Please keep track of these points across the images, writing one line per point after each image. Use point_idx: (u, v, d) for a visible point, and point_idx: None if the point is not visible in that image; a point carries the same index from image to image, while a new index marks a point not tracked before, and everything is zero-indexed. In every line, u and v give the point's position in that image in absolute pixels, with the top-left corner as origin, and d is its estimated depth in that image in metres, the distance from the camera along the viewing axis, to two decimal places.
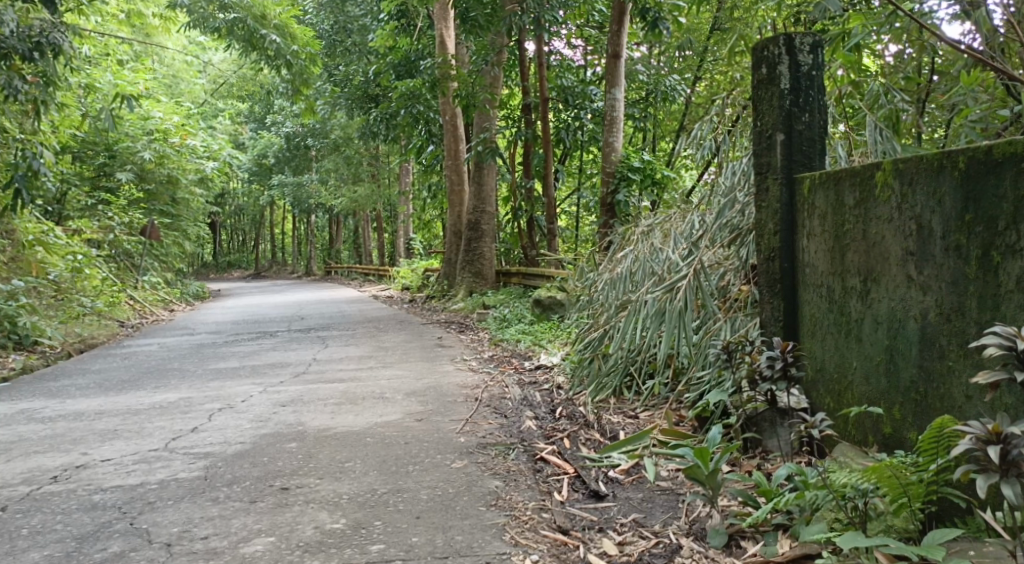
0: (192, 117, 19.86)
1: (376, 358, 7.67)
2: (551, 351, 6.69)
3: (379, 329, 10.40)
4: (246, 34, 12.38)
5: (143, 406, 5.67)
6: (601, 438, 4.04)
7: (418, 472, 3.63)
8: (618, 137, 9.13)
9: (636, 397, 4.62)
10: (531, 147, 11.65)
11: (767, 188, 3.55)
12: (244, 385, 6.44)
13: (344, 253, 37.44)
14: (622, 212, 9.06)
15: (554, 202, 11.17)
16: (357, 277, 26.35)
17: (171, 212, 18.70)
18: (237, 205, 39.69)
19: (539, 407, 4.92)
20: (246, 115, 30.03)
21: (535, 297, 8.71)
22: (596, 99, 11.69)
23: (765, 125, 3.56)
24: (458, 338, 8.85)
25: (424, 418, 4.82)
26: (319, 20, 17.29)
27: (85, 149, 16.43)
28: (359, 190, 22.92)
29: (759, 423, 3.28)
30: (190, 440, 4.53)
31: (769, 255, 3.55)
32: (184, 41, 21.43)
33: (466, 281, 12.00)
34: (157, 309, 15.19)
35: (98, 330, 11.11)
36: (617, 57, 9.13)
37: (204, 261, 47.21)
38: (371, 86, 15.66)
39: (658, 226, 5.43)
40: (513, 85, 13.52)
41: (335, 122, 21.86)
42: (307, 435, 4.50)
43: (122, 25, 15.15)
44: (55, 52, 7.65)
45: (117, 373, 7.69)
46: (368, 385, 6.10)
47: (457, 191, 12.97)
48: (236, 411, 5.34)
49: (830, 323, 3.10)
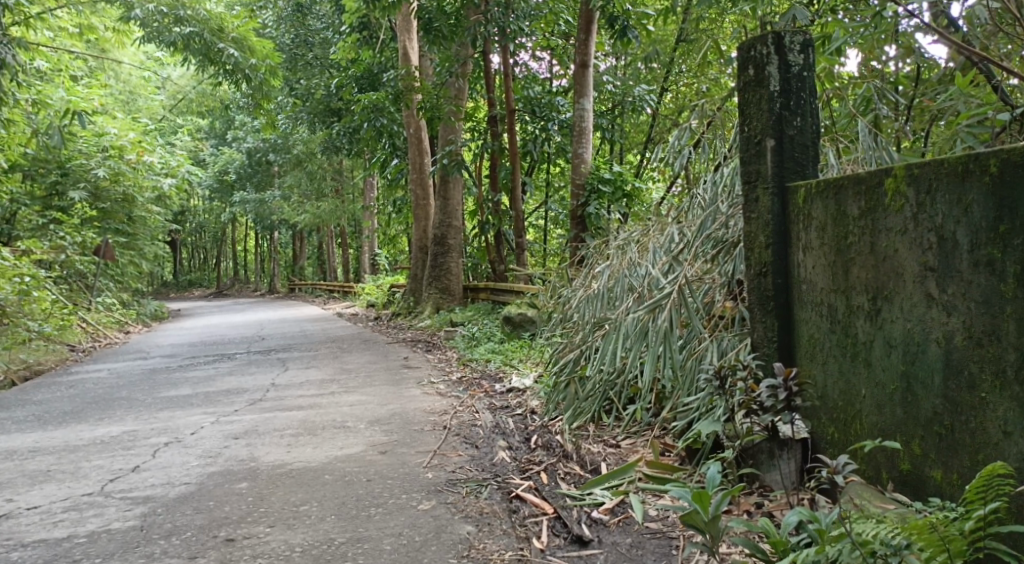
0: (149, 134, 19.27)
1: (338, 382, 7.28)
2: (522, 373, 6.37)
3: (343, 349, 10.00)
4: (202, 47, 11.93)
5: (83, 441, 5.23)
6: (581, 472, 3.73)
7: (381, 516, 3.28)
8: (588, 148, 8.87)
9: (616, 423, 4.32)
10: (498, 159, 11.38)
11: (757, 198, 3.29)
12: (195, 415, 6.02)
13: (309, 270, 36.78)
14: (593, 225, 8.77)
15: (522, 216, 10.89)
16: (321, 295, 25.80)
17: (127, 231, 18.04)
18: (197, 223, 38.77)
19: (512, 435, 4.59)
20: (206, 131, 29.41)
21: (505, 314, 8.39)
22: (564, 111, 11.43)
23: (753, 131, 3.29)
24: (426, 358, 8.49)
25: (388, 450, 4.46)
26: (279, 32, 16.91)
27: (35, 167, 15.68)
28: (323, 205, 22.46)
29: (757, 456, 3.01)
30: (129, 481, 4.12)
31: (759, 271, 3.28)
32: (139, 56, 20.82)
33: (433, 298, 11.65)
34: (111, 332, 14.55)
35: (45, 356, 10.52)
36: (586, 66, 8.87)
37: (165, 281, 46.12)
38: (333, 99, 15.28)
39: (635, 240, 5.11)
40: (478, 98, 13.24)
41: (297, 136, 21.39)
42: (260, 473, 4.12)
43: (74, 39, 14.60)
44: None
45: (59, 403, 7.20)
46: (329, 413, 5.72)
47: (423, 205, 12.62)
48: (184, 446, 4.93)
49: (833, 345, 2.85)
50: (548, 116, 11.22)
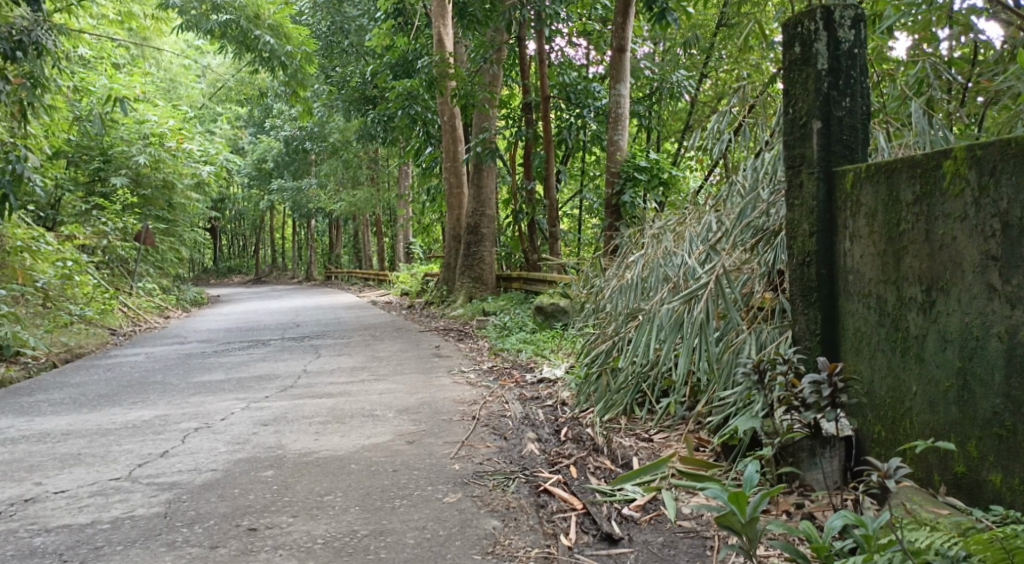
0: (188, 122, 19.44)
1: (368, 370, 7.23)
2: (554, 363, 6.26)
3: (375, 337, 9.97)
4: (239, 34, 11.94)
5: (115, 425, 5.25)
6: (612, 466, 3.61)
7: (405, 508, 3.20)
8: (624, 135, 8.68)
9: (649, 416, 4.19)
10: (533, 147, 11.26)
11: (801, 183, 3.12)
12: (226, 401, 6.01)
13: (344, 259, 37.03)
14: (628, 213, 8.59)
15: (556, 205, 10.75)
16: (356, 283, 25.94)
17: (167, 217, 18.25)
18: (235, 210, 39.23)
19: (542, 427, 4.49)
20: (245, 120, 29.66)
21: (537, 303, 8.27)
22: (600, 97, 11.28)
23: (799, 112, 3.12)
24: (457, 347, 8.41)
25: (415, 440, 4.38)
26: (315, 20, 16.90)
27: (78, 153, 15.97)
28: (358, 194, 22.56)
29: (798, 454, 2.86)
30: (156, 467, 4.10)
31: (802, 261, 3.13)
32: (180, 44, 21.04)
33: (466, 287, 11.57)
34: (150, 316, 14.72)
35: (85, 339, 10.67)
36: (623, 50, 8.65)
37: (204, 268, 46.83)
38: (368, 87, 15.25)
39: (671, 228, 4.97)
40: (513, 85, 13.11)
41: (333, 124, 21.44)
42: (285, 462, 4.07)
43: (116, 27, 14.76)
44: (38, 51, 7.34)
45: (95, 387, 7.26)
46: (358, 401, 5.67)
47: (456, 194, 12.53)
48: (213, 431, 4.91)
49: (882, 338, 2.70)
50: (583, 103, 11.14)
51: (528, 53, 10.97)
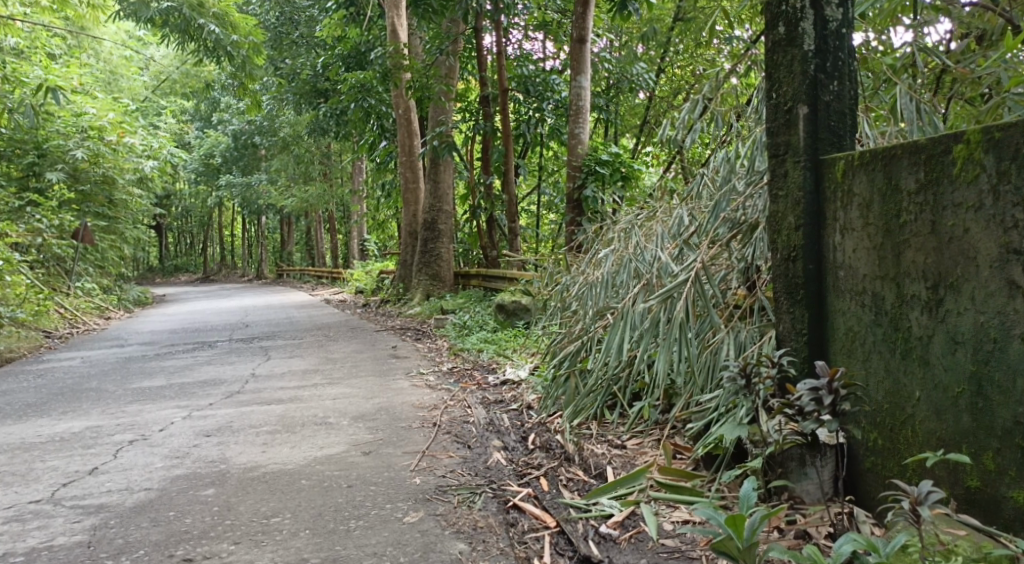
0: (130, 115, 18.66)
1: (321, 373, 6.87)
2: (517, 364, 6.00)
3: (328, 337, 9.60)
4: (182, 23, 11.37)
5: (42, 438, 4.84)
6: (586, 478, 3.37)
7: (361, 530, 2.91)
8: (584, 128, 8.45)
9: (621, 421, 3.99)
10: (490, 141, 10.99)
11: (785, 172, 2.90)
12: (166, 409, 5.62)
13: (296, 256, 36.21)
14: (589, 209, 8.37)
15: (515, 201, 10.49)
16: (309, 281, 25.34)
17: (108, 214, 17.49)
18: (183, 206, 38.10)
19: (508, 434, 4.24)
20: (191, 114, 28.73)
21: (497, 301, 8.00)
22: (560, 90, 11.08)
23: (783, 96, 2.91)
24: (414, 348, 8.10)
25: (371, 451, 4.08)
26: (264, 10, 16.33)
27: (12, 147, 15.15)
28: (310, 190, 22.01)
29: (787, 464, 2.66)
30: (83, 487, 3.73)
31: (785, 256, 2.91)
32: (121, 34, 20.21)
33: (423, 285, 11.25)
34: (90, 318, 14.05)
35: (17, 343, 10.05)
36: (583, 41, 8.40)
37: (150, 266, 45.45)
38: (319, 80, 14.79)
39: (641, 224, 4.78)
40: (469, 78, 12.80)
41: (283, 119, 20.83)
42: (229, 478, 3.74)
43: (52, 15, 14.03)
44: None
45: (24, 395, 6.76)
46: (311, 407, 5.33)
47: (411, 188, 12.19)
48: (150, 444, 4.55)
49: (878, 339, 2.51)
50: (542, 95, 10.95)
51: (484, 45, 10.66)
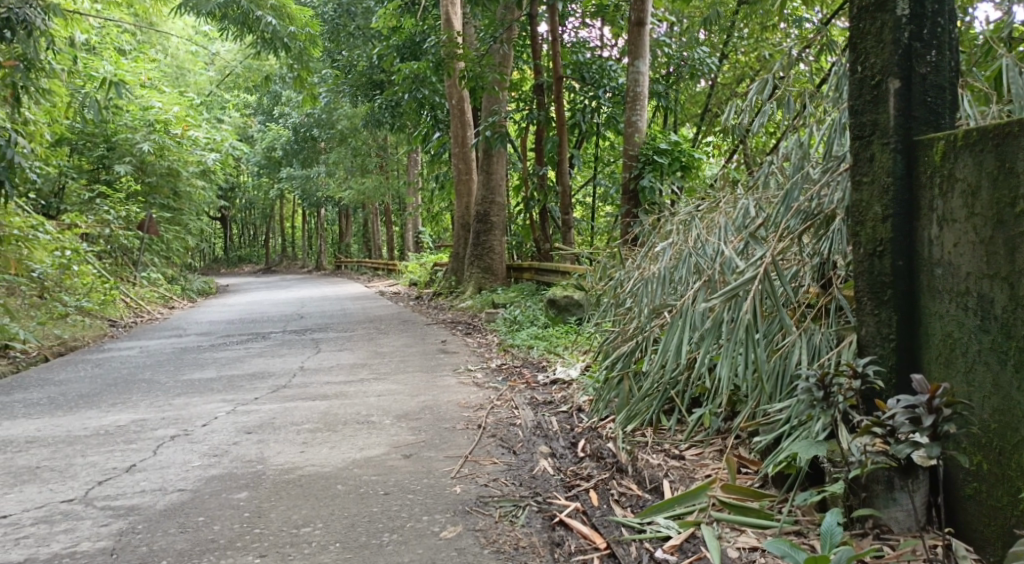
0: (194, 108, 18.95)
1: (369, 368, 6.71)
2: (568, 362, 5.73)
3: (380, 330, 9.48)
4: (240, 16, 11.37)
5: (87, 431, 4.77)
6: (640, 493, 3.10)
7: (394, 547, 2.71)
8: (642, 116, 8.07)
9: (678, 429, 3.69)
10: (544, 131, 10.70)
11: (871, 156, 2.58)
12: (211, 403, 5.52)
13: (354, 248, 36.56)
14: (646, 200, 8.00)
15: (569, 191, 10.18)
16: (366, 273, 25.47)
17: (172, 206, 17.76)
18: (246, 198, 38.78)
19: (556, 439, 3.98)
20: (254, 107, 29.14)
21: (549, 295, 7.72)
22: (616, 77, 10.70)
23: (871, 68, 2.58)
24: (464, 342, 7.89)
25: (412, 454, 3.87)
26: (321, 2, 15.89)
27: (82, 140, 15.52)
28: (367, 182, 22.13)
29: (873, 488, 2.35)
30: (117, 486, 3.61)
31: (871, 251, 2.59)
32: (187, 30, 20.54)
33: (475, 277, 11.04)
34: (154, 307, 14.27)
35: (82, 332, 10.20)
36: (642, 25, 7.98)
37: (215, 257, 46.53)
38: (375, 72, 14.75)
39: (702, 215, 4.45)
40: (524, 67, 12.53)
41: (341, 111, 20.87)
42: (263, 480, 3.58)
43: (119, 9, 14.22)
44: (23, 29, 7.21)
45: (79, 385, 6.78)
46: (355, 404, 5.16)
47: (465, 180, 12.00)
48: (190, 440, 4.43)
49: (986, 348, 2.20)
50: (598, 83, 10.62)
51: (540, 32, 10.35)
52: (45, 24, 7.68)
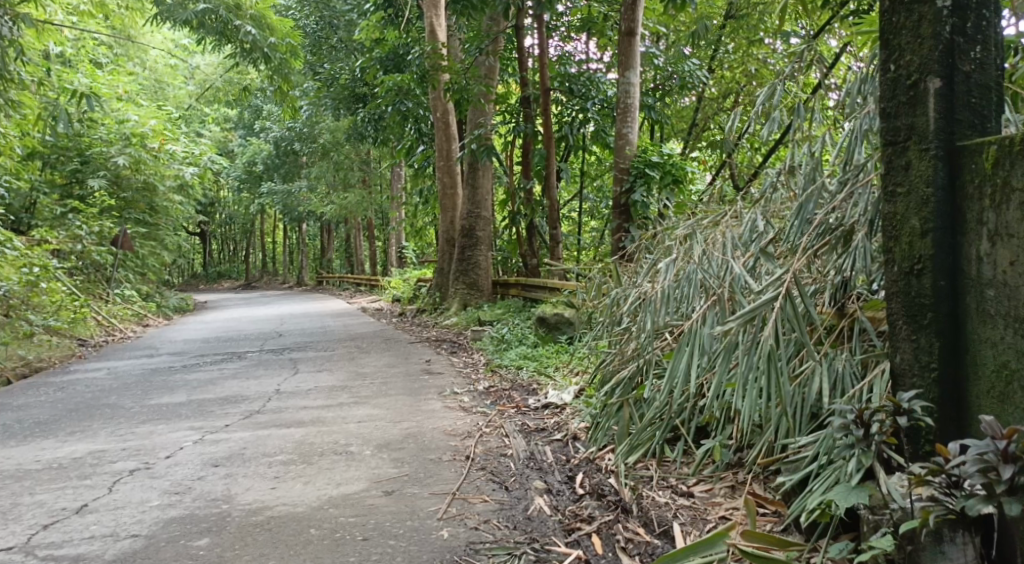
0: (171, 121, 18.50)
1: (349, 390, 6.36)
2: (560, 385, 5.41)
3: (361, 349, 9.12)
4: (218, 25, 11.01)
5: (39, 465, 4.39)
6: (649, 537, 2.82)
7: None
8: (634, 127, 7.77)
9: (685, 461, 3.42)
10: (531, 144, 10.42)
11: (906, 163, 2.32)
12: (178, 431, 5.16)
13: (336, 263, 36.08)
14: (639, 214, 7.77)
15: (556, 205, 9.88)
16: (348, 288, 25.05)
17: (149, 221, 17.25)
18: (226, 213, 38.22)
19: (552, 473, 3.67)
20: (234, 121, 28.71)
21: (538, 313, 7.41)
22: (606, 89, 10.53)
23: (906, 66, 2.32)
24: (449, 362, 7.56)
25: (393, 490, 3.53)
26: (303, 14, 15.61)
27: (55, 154, 15.07)
28: (349, 197, 21.77)
29: (918, 539, 2.05)
30: (64, 530, 3.25)
31: (909, 270, 2.33)
32: (166, 43, 20.16)
33: (460, 294, 10.71)
34: (128, 325, 13.78)
35: (49, 352, 9.74)
36: (633, 34, 7.69)
37: (194, 273, 45.85)
38: (358, 85, 14.48)
39: (705, 230, 4.14)
40: (509, 79, 12.27)
41: (322, 125, 20.52)
42: (228, 523, 3.23)
43: (95, 20, 13.85)
44: None
45: (39, 411, 6.36)
46: (333, 431, 4.82)
47: (449, 194, 11.70)
48: (152, 474, 4.07)
49: None
50: (586, 95, 10.37)
51: (526, 44, 10.11)
52: (12, 33, 7.32)
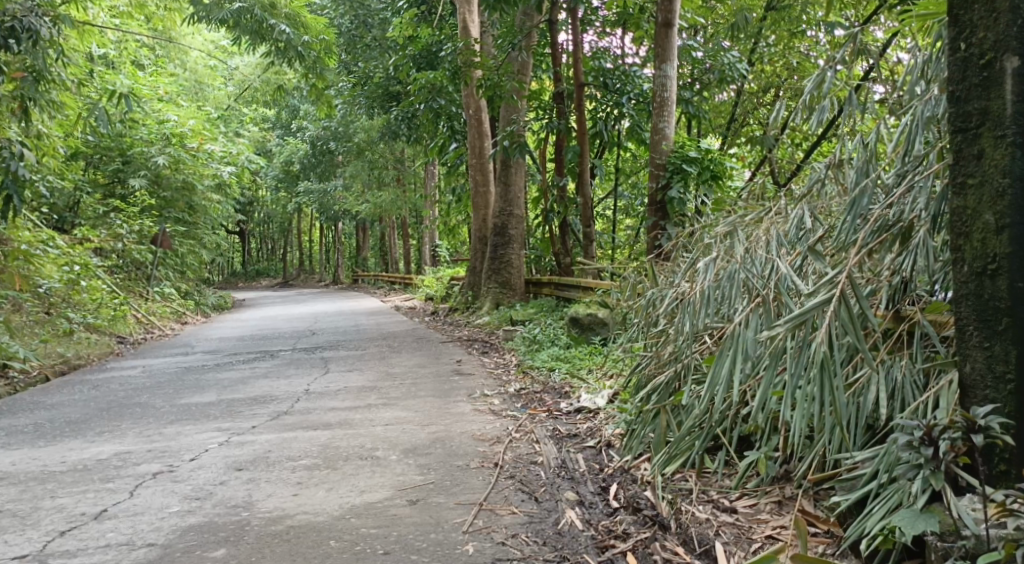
0: (210, 121, 18.61)
1: (378, 391, 6.24)
2: (593, 388, 5.21)
3: (393, 348, 9.01)
4: (253, 24, 10.95)
5: (63, 467, 4.32)
6: (689, 558, 2.64)
7: None
8: (671, 122, 7.50)
9: (726, 474, 3.22)
10: (565, 140, 10.22)
11: (980, 152, 2.11)
12: (205, 432, 5.06)
13: (371, 262, 36.24)
14: (676, 212, 7.50)
15: (591, 203, 9.66)
16: (383, 286, 25.09)
17: (188, 219, 17.33)
18: (264, 212, 38.60)
19: (584, 483, 3.48)
20: (271, 122, 28.90)
21: (571, 313, 7.21)
22: (641, 83, 10.18)
23: (979, 44, 2.10)
24: (481, 363, 7.40)
25: (418, 500, 3.37)
26: (337, 13, 15.51)
27: (97, 154, 15.21)
28: (383, 195, 21.83)
29: None
30: (81, 538, 3.16)
31: (982, 271, 2.12)
32: (206, 43, 20.34)
33: (492, 293, 10.55)
34: (166, 323, 13.86)
35: (89, 349, 9.75)
36: (670, 25, 7.43)
37: (232, 271, 46.41)
38: (392, 83, 14.42)
39: (747, 227, 3.91)
40: (543, 76, 12.07)
41: (357, 124, 20.50)
42: (246, 533, 3.10)
43: (136, 21, 13.92)
44: (33, 39, 6.87)
45: (72, 410, 6.34)
46: (360, 434, 4.69)
47: (482, 192, 11.56)
48: (174, 478, 3.97)
49: None
50: (621, 90, 10.10)
51: (560, 40, 9.90)
52: (53, 33, 7.30)
